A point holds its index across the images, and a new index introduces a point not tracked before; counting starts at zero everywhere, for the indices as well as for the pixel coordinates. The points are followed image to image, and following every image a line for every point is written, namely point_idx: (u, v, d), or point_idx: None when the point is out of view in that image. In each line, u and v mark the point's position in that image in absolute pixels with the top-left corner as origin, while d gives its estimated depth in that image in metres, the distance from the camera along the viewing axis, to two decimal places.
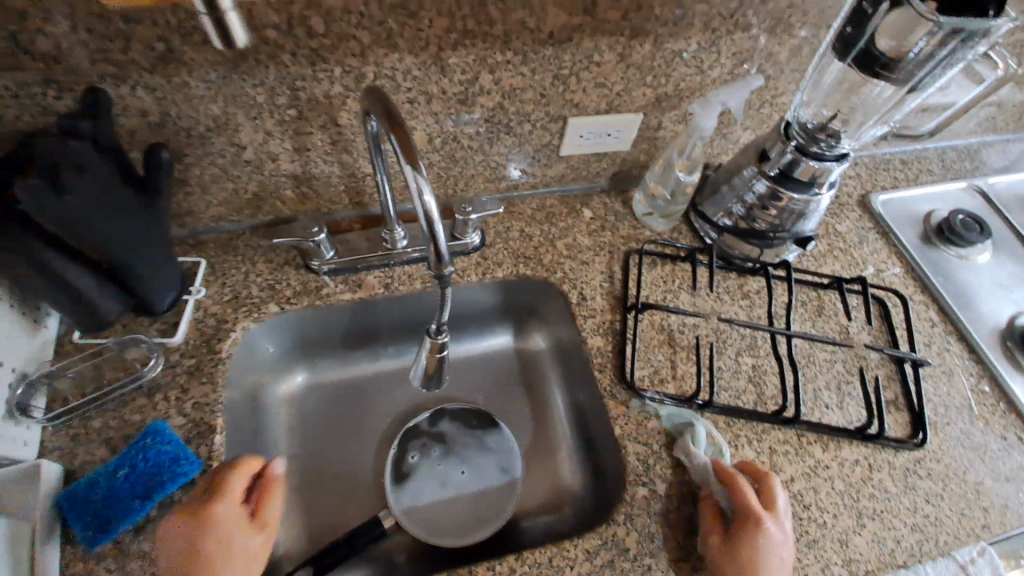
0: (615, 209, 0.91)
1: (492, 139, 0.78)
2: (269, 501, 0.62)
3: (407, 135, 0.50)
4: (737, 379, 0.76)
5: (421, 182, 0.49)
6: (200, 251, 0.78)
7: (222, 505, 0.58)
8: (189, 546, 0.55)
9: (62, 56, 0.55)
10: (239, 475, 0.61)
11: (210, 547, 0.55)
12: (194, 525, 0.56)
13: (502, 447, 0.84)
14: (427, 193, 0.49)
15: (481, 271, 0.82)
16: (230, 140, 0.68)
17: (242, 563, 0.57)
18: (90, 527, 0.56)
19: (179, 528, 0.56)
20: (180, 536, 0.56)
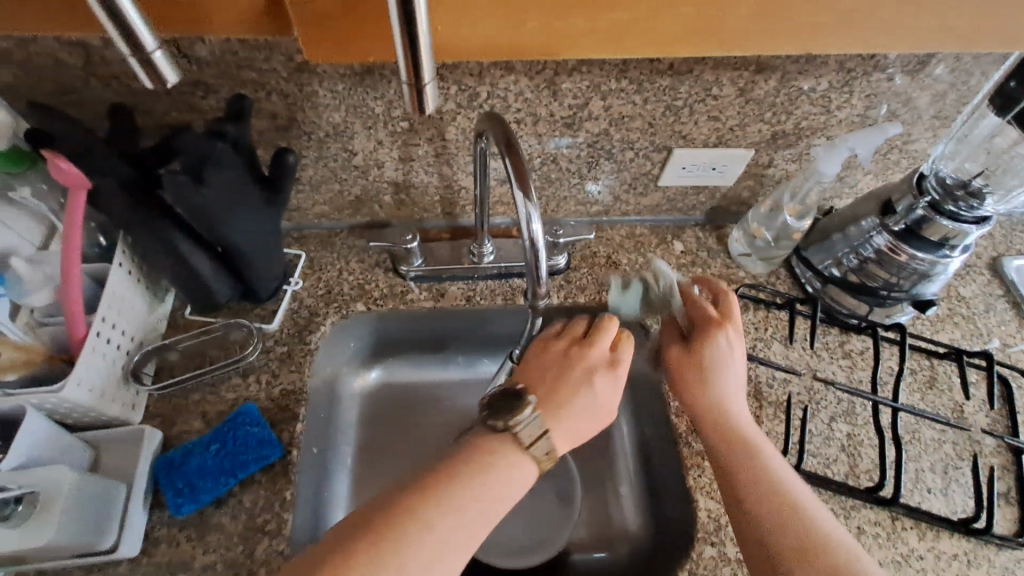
0: (709, 245, 0.87)
1: (591, 163, 0.77)
2: (624, 342, 0.65)
3: (522, 161, 0.49)
4: (827, 446, 0.70)
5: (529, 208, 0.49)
6: (301, 244, 0.82)
7: (589, 345, 0.63)
8: (556, 368, 0.61)
9: (213, 61, 0.60)
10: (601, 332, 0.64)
11: (578, 387, 0.60)
12: (553, 369, 0.61)
13: (562, 474, 0.83)
14: (534, 219, 0.50)
15: (563, 295, 0.81)
16: (344, 146, 0.71)
17: (590, 404, 0.59)
18: (179, 495, 0.60)
19: (539, 360, 0.63)
20: (539, 356, 0.63)
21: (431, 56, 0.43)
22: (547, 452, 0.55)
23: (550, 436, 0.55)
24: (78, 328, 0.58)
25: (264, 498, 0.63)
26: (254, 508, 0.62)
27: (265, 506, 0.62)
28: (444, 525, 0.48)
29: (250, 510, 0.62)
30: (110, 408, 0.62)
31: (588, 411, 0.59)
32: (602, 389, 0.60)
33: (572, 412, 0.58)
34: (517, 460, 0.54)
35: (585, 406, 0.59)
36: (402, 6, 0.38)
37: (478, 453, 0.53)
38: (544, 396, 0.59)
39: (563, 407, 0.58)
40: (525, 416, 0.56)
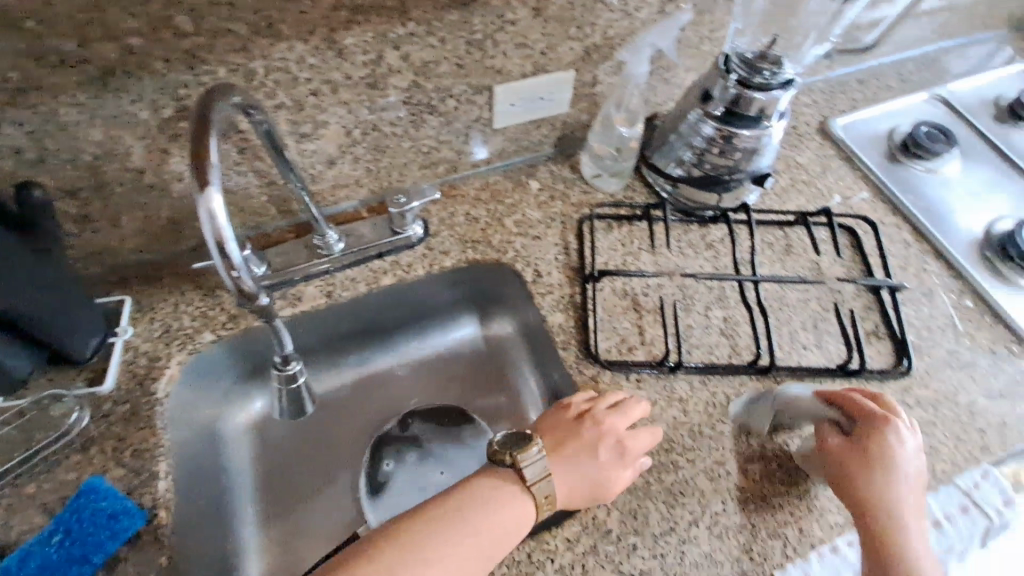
0: (564, 176, 0.86)
1: (416, 121, 0.73)
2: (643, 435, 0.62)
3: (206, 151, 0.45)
4: (708, 335, 0.72)
5: (205, 193, 0.44)
6: (124, 288, 0.73)
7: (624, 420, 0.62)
8: (635, 441, 0.61)
9: None
10: (623, 411, 0.62)
11: (585, 447, 0.59)
12: (599, 437, 0.59)
13: (479, 442, 0.81)
14: (212, 203, 0.43)
15: (429, 264, 0.77)
16: (124, 165, 0.62)
17: (599, 461, 0.59)
18: None
19: (558, 426, 0.61)
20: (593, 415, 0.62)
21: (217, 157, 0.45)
22: (546, 496, 0.55)
23: (551, 477, 0.55)
24: None
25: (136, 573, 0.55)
26: None
27: None
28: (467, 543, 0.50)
29: None
30: None
31: (591, 476, 0.58)
32: (634, 437, 0.61)
33: (570, 471, 0.58)
34: (516, 492, 0.54)
35: (588, 470, 0.58)
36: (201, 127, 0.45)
37: (493, 479, 0.55)
38: (558, 445, 0.59)
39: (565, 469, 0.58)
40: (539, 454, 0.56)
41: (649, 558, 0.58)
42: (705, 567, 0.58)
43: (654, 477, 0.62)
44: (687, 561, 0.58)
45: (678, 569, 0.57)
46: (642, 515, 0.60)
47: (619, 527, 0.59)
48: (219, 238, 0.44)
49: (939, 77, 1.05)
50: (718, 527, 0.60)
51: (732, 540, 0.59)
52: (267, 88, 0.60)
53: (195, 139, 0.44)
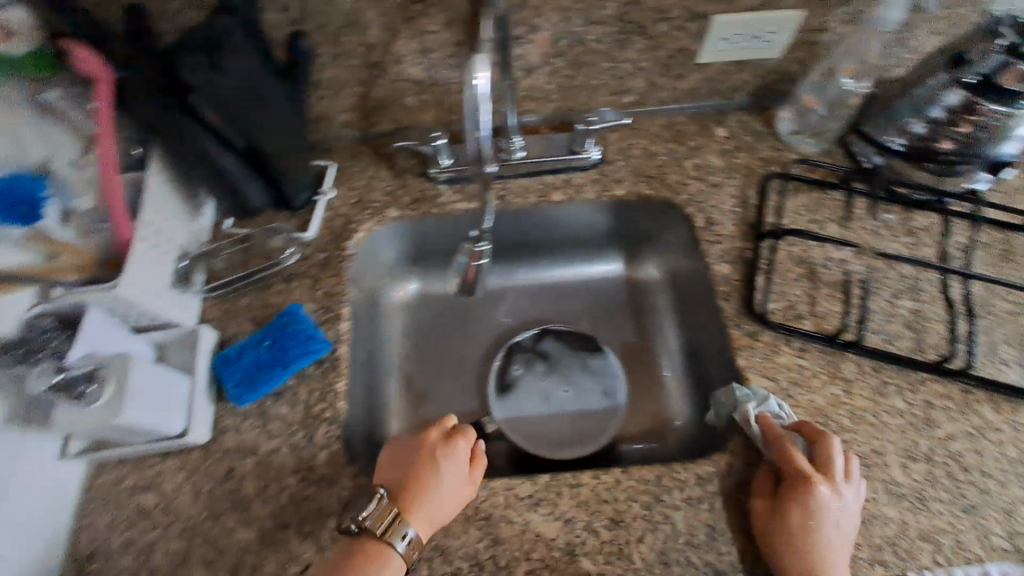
0: (755, 129, 0.81)
1: (623, 41, 0.72)
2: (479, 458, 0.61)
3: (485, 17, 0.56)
4: (890, 323, 0.66)
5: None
6: (331, 156, 0.82)
7: (442, 440, 0.61)
8: (425, 453, 0.60)
9: None
10: (437, 424, 0.63)
11: (432, 468, 0.58)
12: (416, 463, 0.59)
13: (605, 371, 0.83)
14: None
15: (599, 189, 0.77)
16: (360, 40, 0.68)
17: (454, 481, 0.58)
18: (239, 386, 0.64)
19: (390, 467, 0.60)
20: (405, 451, 0.61)
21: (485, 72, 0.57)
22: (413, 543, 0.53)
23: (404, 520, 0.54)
24: (125, 231, 0.59)
25: (319, 389, 0.66)
26: (311, 400, 0.65)
27: (322, 398, 0.66)
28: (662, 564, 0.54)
29: (307, 401, 0.65)
30: (166, 309, 0.65)
31: (453, 498, 0.57)
32: (455, 453, 0.60)
33: (453, 491, 0.57)
34: (375, 546, 0.53)
35: (439, 495, 0.56)
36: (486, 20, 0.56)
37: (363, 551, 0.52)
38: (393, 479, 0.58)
39: (422, 493, 0.56)
40: (369, 510, 0.54)
41: None
42: None
43: None
44: None
45: None
46: None
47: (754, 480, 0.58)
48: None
49: None
50: (864, 514, 0.56)
51: (877, 530, 0.55)
52: None
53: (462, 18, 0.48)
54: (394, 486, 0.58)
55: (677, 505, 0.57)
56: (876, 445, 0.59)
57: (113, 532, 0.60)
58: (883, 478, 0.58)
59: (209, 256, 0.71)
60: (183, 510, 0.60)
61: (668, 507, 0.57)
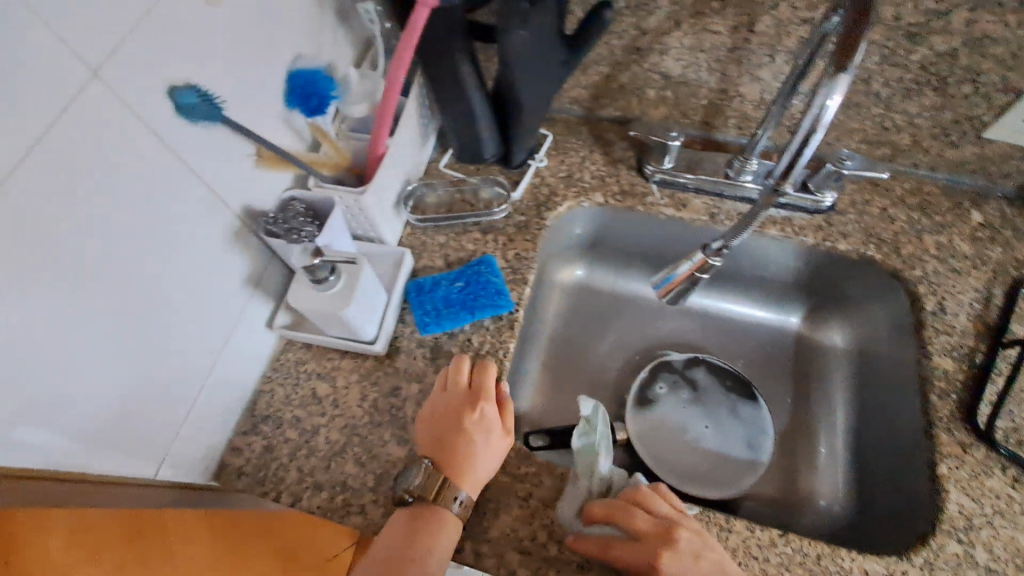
0: (1017, 224, 0.72)
1: (910, 92, 0.66)
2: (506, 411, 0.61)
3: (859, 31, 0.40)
4: None
5: (834, 83, 0.42)
6: (550, 126, 0.83)
7: (467, 400, 0.59)
8: (459, 419, 0.58)
9: None
10: (456, 371, 0.61)
11: (462, 434, 0.57)
12: (447, 431, 0.58)
13: (753, 421, 0.78)
14: (832, 98, 0.42)
15: (822, 237, 0.72)
16: (638, 23, 0.67)
17: (487, 445, 0.57)
18: (427, 314, 0.68)
19: (425, 432, 0.59)
20: (436, 414, 0.59)
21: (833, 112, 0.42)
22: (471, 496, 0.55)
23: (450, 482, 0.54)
24: (379, 146, 0.63)
25: (489, 342, 0.67)
26: (480, 348, 0.67)
27: (490, 347, 0.67)
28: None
29: (477, 349, 0.67)
30: (382, 226, 0.69)
31: (488, 454, 0.57)
32: (482, 414, 0.58)
33: (487, 458, 0.57)
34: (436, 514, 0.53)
35: (481, 451, 0.57)
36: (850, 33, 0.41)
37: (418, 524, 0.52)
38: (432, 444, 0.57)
39: (459, 463, 0.56)
40: (414, 485, 0.54)
41: None
42: None
43: None
44: None
45: None
46: None
47: None
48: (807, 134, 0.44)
49: None
50: None
51: None
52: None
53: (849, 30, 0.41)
54: (431, 453, 0.57)
55: None
56: None
57: (288, 404, 0.65)
58: None
59: (424, 188, 0.76)
60: (350, 408, 0.64)
61: None
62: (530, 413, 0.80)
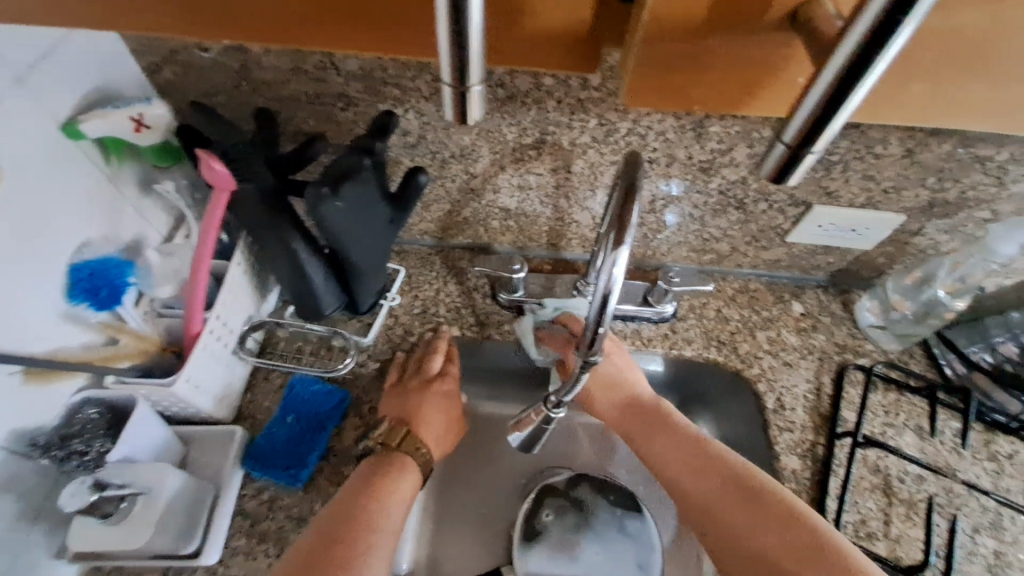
0: (832, 310, 0.79)
1: (717, 211, 0.72)
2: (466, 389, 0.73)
3: (631, 208, 0.42)
4: (970, 563, 0.61)
5: (616, 253, 0.42)
6: (401, 260, 0.81)
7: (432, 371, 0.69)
8: (419, 394, 0.67)
9: (355, 70, 0.57)
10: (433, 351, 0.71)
11: (424, 398, 0.67)
12: (416, 395, 0.67)
13: (642, 538, 0.76)
14: (619, 265, 0.42)
15: (669, 345, 0.75)
16: (465, 168, 0.69)
17: (447, 409, 0.69)
18: (260, 462, 0.61)
19: (391, 398, 0.67)
20: (404, 385, 0.68)
21: (624, 265, 0.42)
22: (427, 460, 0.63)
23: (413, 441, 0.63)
24: (195, 323, 0.57)
25: None
26: None
27: None
28: (827, 570, 0.52)
29: None
30: (209, 406, 0.61)
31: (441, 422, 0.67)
32: (441, 385, 0.69)
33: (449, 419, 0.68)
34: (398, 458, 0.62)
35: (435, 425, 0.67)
36: (623, 204, 0.42)
37: (383, 465, 0.60)
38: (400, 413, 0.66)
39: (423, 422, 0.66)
40: (385, 436, 0.63)
41: None
42: None
43: None
44: None
45: None
46: None
47: None
48: (605, 294, 0.44)
49: None
50: None
51: None
52: (617, 146, 0.63)
53: (621, 204, 0.42)
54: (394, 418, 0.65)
55: None
56: None
57: None
58: None
59: (274, 326, 0.69)
60: None
61: None
62: None
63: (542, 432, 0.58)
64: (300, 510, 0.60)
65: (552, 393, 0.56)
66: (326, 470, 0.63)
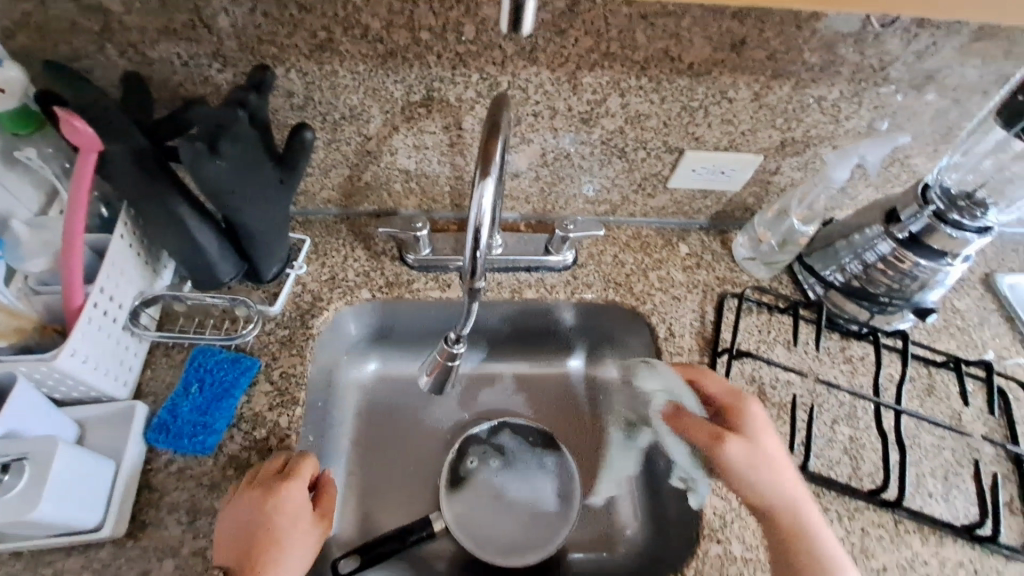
0: (713, 248, 0.87)
1: (604, 161, 0.77)
2: (328, 487, 0.62)
3: (493, 142, 0.46)
4: (829, 448, 0.70)
5: (483, 184, 0.46)
6: (307, 229, 0.81)
7: (277, 485, 0.57)
8: (255, 520, 0.54)
9: (227, 29, 0.57)
10: (275, 464, 0.60)
11: (276, 518, 0.55)
12: (256, 520, 0.54)
13: (560, 471, 0.82)
14: (485, 195, 0.47)
15: (570, 291, 0.81)
16: (359, 130, 0.70)
17: (305, 521, 0.58)
18: (162, 433, 0.61)
19: (224, 533, 0.54)
20: (237, 513, 0.55)
21: (490, 198, 0.47)
22: None
23: None
24: (76, 297, 0.55)
25: None
26: None
27: None
28: None
29: None
30: (102, 382, 0.59)
31: (295, 547, 0.55)
32: (295, 495, 0.57)
33: (311, 534, 0.57)
34: None
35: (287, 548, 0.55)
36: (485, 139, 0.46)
37: None
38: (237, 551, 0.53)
39: (267, 555, 0.53)
40: None
41: None
42: None
43: (747, 571, 0.61)
44: None
45: None
46: None
47: None
48: (478, 224, 0.48)
49: None
50: None
51: None
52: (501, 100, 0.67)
53: (486, 139, 0.46)
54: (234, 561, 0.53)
55: None
56: None
57: None
58: None
59: (172, 298, 0.67)
60: None
61: None
62: (339, 535, 0.74)
63: (450, 373, 0.62)
64: (211, 477, 0.60)
65: (451, 331, 0.59)
66: (237, 436, 0.63)
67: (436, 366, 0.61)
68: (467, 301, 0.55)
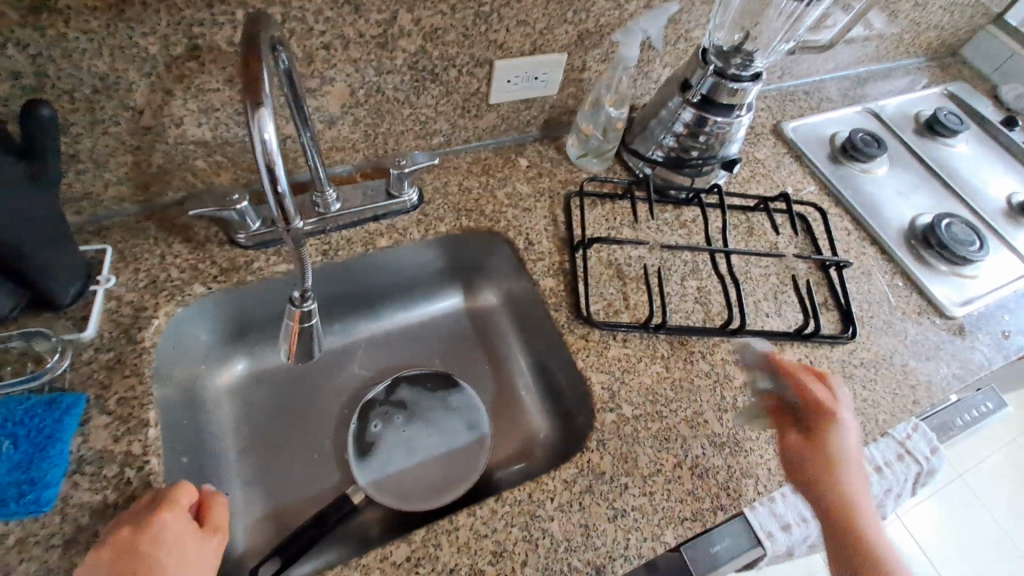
0: (550, 156, 0.90)
1: (418, 88, 0.75)
2: (216, 505, 0.55)
3: (257, 67, 0.44)
4: (684, 301, 0.79)
5: (259, 116, 0.43)
6: (103, 237, 0.69)
7: (146, 518, 0.50)
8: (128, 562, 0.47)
9: None
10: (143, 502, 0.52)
11: (156, 552, 0.48)
12: (124, 556, 0.47)
13: (465, 405, 0.82)
14: (266, 128, 0.43)
15: (424, 228, 0.80)
16: (123, 103, 0.60)
17: (190, 546, 0.51)
18: None
19: None
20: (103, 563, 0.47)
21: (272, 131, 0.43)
22: None
23: None
24: None
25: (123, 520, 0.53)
26: None
27: None
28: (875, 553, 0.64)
29: None
30: None
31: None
32: (173, 523, 0.50)
33: (201, 558, 0.51)
34: None
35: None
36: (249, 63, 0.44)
37: None
38: None
39: None
40: None
41: (639, 496, 0.62)
42: (689, 502, 0.62)
43: (640, 425, 0.67)
44: (673, 497, 0.62)
45: (665, 504, 0.62)
46: (632, 458, 0.64)
47: (611, 469, 0.63)
48: (269, 162, 0.44)
49: (868, 95, 1.23)
50: (699, 469, 0.65)
51: (712, 480, 0.64)
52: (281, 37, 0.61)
53: (245, 71, 0.43)
54: None
55: (552, 516, 0.59)
56: (697, 407, 0.69)
57: None
58: (706, 433, 0.68)
59: None
60: None
61: (544, 520, 0.59)
62: (251, 545, 0.68)
63: (312, 339, 0.57)
64: (65, 534, 0.51)
65: (295, 291, 0.55)
66: (80, 482, 0.54)
67: (294, 342, 0.57)
68: (296, 253, 0.51)
